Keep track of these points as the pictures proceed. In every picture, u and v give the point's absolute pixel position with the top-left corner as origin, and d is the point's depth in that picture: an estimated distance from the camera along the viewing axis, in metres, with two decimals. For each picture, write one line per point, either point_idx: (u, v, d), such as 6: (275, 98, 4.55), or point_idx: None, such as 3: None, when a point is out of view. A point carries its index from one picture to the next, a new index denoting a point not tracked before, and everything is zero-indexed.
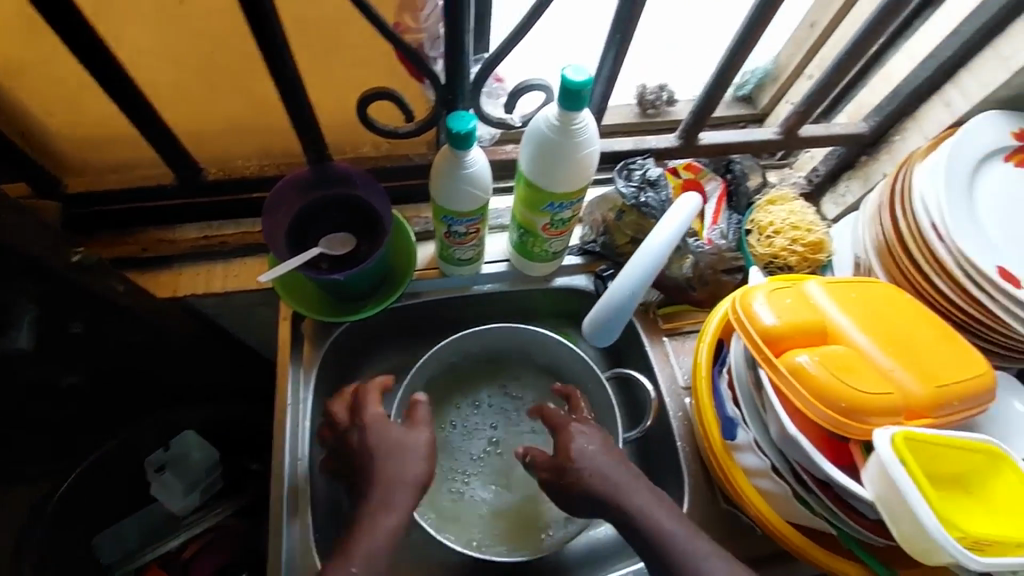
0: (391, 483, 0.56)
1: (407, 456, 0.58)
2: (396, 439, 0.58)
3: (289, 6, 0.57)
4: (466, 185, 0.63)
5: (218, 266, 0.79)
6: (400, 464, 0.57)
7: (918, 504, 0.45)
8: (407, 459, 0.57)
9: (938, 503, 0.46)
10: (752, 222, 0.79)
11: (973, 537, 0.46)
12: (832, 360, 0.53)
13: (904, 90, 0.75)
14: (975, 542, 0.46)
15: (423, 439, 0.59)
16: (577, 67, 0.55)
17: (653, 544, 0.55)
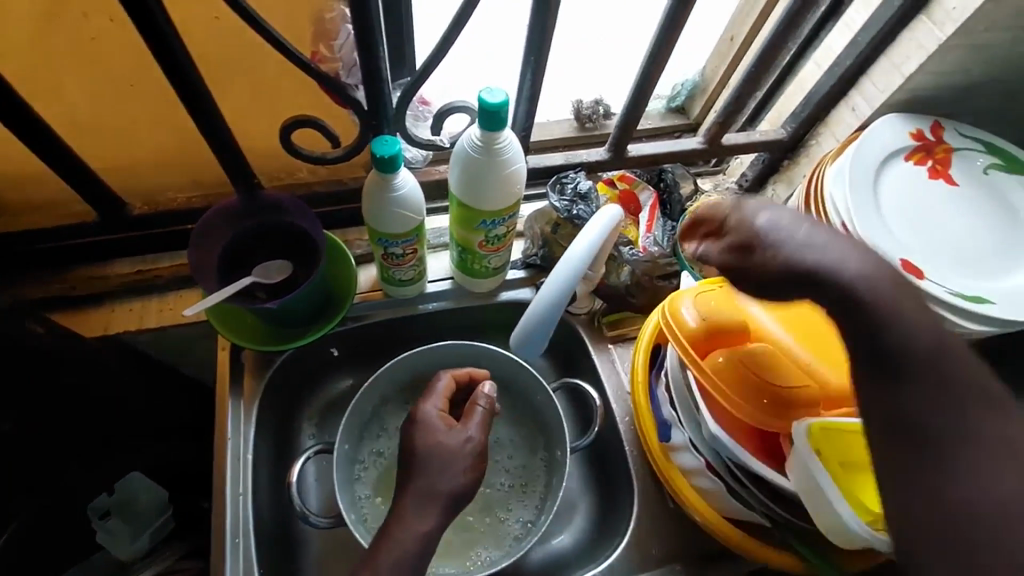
0: (426, 492, 0.55)
1: (455, 457, 0.57)
2: (435, 443, 0.58)
3: (202, 43, 0.56)
4: (396, 208, 0.64)
5: (153, 299, 0.78)
6: (441, 468, 0.56)
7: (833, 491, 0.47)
8: (453, 462, 0.57)
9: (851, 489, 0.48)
10: None
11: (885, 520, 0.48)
12: (753, 358, 0.56)
13: (814, 98, 0.79)
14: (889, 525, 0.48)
15: (469, 438, 0.59)
16: (493, 88, 0.56)
17: (866, 306, 0.45)
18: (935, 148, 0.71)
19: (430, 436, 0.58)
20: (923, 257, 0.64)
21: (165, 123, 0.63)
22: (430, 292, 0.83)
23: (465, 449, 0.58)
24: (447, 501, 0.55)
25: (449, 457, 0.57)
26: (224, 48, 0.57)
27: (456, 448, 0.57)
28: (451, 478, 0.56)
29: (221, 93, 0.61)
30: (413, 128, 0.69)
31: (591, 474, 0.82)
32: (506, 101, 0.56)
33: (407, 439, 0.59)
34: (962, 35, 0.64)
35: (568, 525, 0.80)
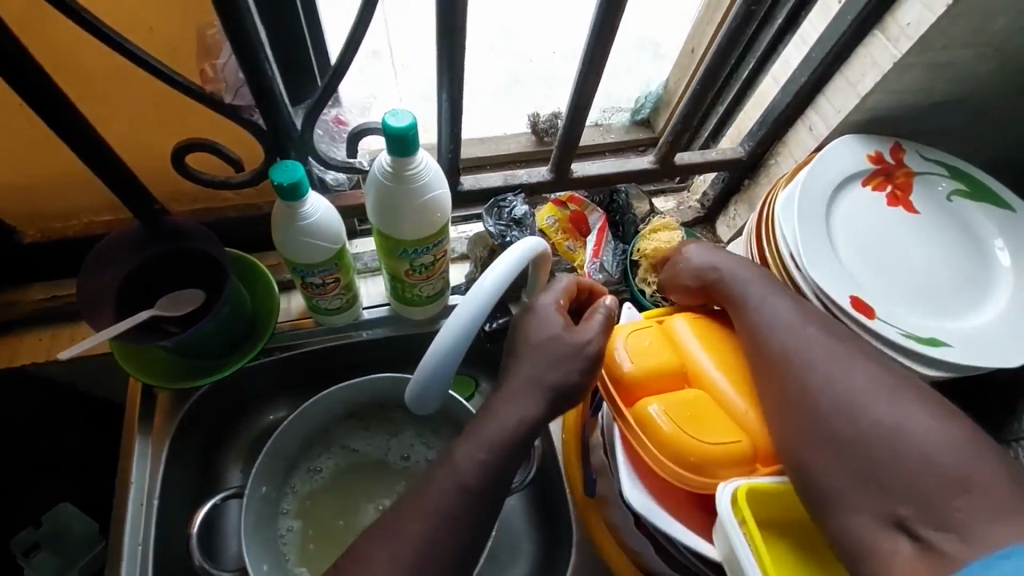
0: (526, 382, 0.49)
1: (562, 357, 0.50)
2: (543, 338, 0.51)
3: (73, 67, 0.52)
4: (308, 239, 0.59)
5: (64, 329, 0.72)
6: (529, 371, 0.50)
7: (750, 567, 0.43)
8: (560, 362, 0.49)
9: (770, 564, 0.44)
10: (639, 251, 0.77)
11: None
12: (684, 409, 0.51)
13: (771, 116, 0.74)
14: None
15: (585, 341, 0.50)
16: (397, 111, 0.52)
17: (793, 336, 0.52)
18: (896, 172, 0.66)
19: (545, 331, 0.51)
20: (874, 293, 0.59)
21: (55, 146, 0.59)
22: (366, 319, 0.77)
23: (582, 354, 0.50)
24: (541, 399, 0.49)
25: (552, 359, 0.50)
26: (105, 71, 0.53)
27: (553, 348, 0.50)
28: (560, 372, 0.49)
29: (110, 117, 0.57)
30: (325, 151, 0.64)
31: (536, 521, 0.74)
32: (413, 124, 0.52)
33: (519, 332, 0.52)
34: (917, 52, 0.59)
35: (507, 574, 0.72)
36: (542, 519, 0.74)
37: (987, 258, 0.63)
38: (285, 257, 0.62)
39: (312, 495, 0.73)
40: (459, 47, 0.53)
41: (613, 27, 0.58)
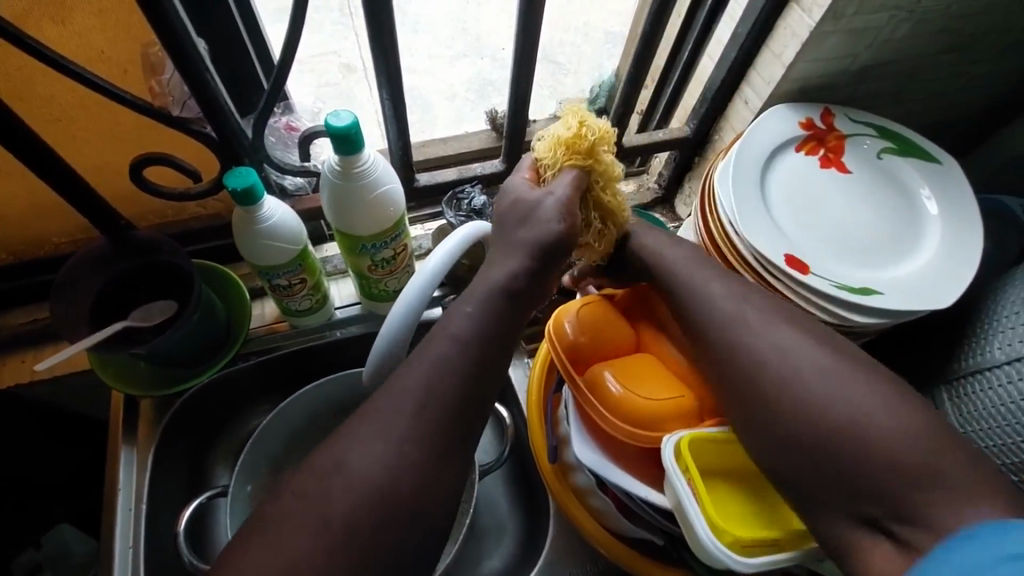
0: (508, 246, 0.51)
1: (529, 219, 0.51)
2: (518, 210, 0.52)
3: (24, 95, 0.54)
4: (267, 241, 0.62)
5: (47, 348, 0.76)
6: (516, 242, 0.50)
7: (693, 512, 0.44)
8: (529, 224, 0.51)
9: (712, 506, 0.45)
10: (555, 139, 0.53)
11: (745, 541, 0.45)
12: (629, 372, 0.54)
13: (710, 93, 0.78)
14: (747, 545, 0.45)
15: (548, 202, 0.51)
16: (337, 111, 0.54)
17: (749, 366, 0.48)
18: (827, 136, 0.70)
19: (517, 196, 0.53)
20: (810, 252, 0.62)
21: (18, 174, 0.62)
22: (339, 318, 0.81)
23: (550, 202, 0.51)
24: (528, 254, 0.50)
25: (531, 219, 0.51)
26: (60, 99, 0.56)
27: (532, 208, 0.51)
28: (531, 229, 0.50)
29: (69, 141, 0.60)
30: (279, 157, 0.67)
31: (518, 493, 0.79)
32: (355, 123, 0.55)
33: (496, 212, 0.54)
34: (832, 19, 0.62)
35: (496, 547, 0.76)
36: (526, 494, 0.77)
37: (915, 208, 0.67)
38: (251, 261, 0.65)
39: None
40: (392, 44, 0.56)
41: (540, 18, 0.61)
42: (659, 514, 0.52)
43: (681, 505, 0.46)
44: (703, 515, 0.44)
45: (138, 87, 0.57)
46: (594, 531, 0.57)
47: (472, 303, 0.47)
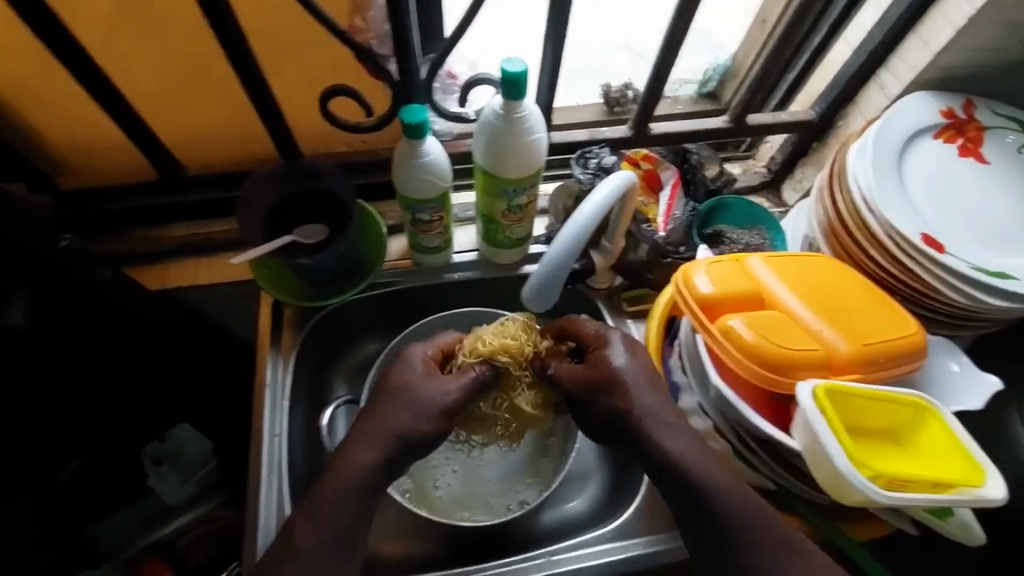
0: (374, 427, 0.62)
1: (404, 400, 0.63)
2: (406, 390, 0.64)
3: (253, 22, 0.61)
4: (423, 175, 0.68)
5: (202, 260, 0.84)
6: (376, 429, 0.61)
7: (831, 445, 0.49)
8: (401, 408, 0.63)
9: (850, 444, 0.50)
10: (475, 337, 0.69)
11: (885, 476, 0.50)
12: (763, 323, 0.58)
13: (844, 78, 0.80)
14: (885, 480, 0.50)
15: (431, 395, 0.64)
16: (511, 59, 0.59)
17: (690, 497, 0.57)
18: (967, 127, 0.70)
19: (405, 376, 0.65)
20: (946, 233, 0.64)
21: (222, 97, 0.70)
22: (456, 262, 0.86)
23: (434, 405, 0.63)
24: (394, 445, 0.61)
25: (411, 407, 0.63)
26: (277, 29, 0.62)
27: (416, 396, 0.63)
28: (414, 418, 0.62)
29: (275, 72, 0.67)
30: (441, 101, 0.73)
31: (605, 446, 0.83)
32: (525, 71, 0.60)
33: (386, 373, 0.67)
34: (994, 9, 0.63)
35: (580, 492, 0.81)
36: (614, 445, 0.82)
37: None
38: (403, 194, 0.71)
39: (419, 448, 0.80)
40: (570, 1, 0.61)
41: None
42: (774, 460, 0.58)
43: (818, 444, 0.50)
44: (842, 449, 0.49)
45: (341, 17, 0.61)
46: None
47: (375, 450, 0.60)
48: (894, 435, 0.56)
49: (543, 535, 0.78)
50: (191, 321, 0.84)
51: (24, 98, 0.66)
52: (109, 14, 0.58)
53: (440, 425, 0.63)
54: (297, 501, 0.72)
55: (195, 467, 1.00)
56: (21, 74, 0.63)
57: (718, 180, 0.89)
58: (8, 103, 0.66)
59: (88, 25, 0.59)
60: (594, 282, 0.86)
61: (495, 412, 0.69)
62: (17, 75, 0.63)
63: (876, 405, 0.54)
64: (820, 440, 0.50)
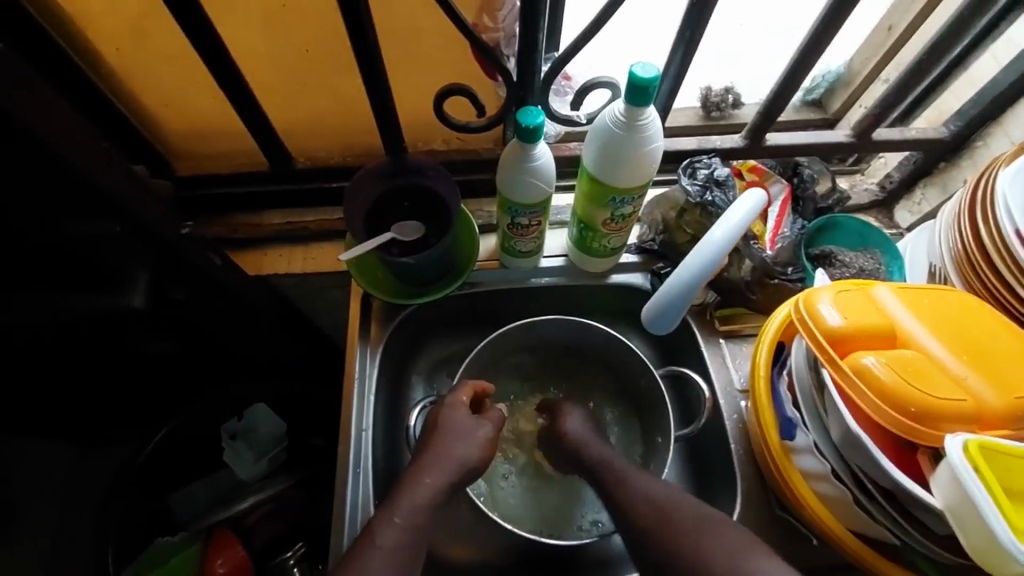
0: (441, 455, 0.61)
1: (460, 439, 0.63)
2: (454, 425, 0.64)
3: (384, 14, 0.62)
4: (526, 178, 0.66)
5: (298, 248, 0.85)
6: (441, 455, 0.61)
7: (991, 513, 0.45)
8: (460, 443, 0.63)
9: (1012, 513, 0.45)
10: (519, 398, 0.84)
11: None
12: (901, 364, 0.53)
13: (988, 94, 0.74)
14: None
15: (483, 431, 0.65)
16: (645, 63, 0.56)
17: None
18: None
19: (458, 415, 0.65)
20: None
21: (337, 88, 0.71)
22: (544, 266, 0.83)
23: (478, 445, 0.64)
24: (455, 471, 0.61)
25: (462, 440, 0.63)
26: (403, 22, 0.63)
27: (465, 431, 0.64)
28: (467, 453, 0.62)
29: (396, 65, 0.68)
30: (557, 103, 0.73)
31: (686, 471, 0.79)
32: (657, 77, 0.57)
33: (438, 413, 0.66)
34: None
35: None
36: (697, 471, 0.78)
37: None
38: (503, 194, 0.69)
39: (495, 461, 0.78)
40: (708, 17, 0.61)
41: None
42: (906, 517, 0.54)
43: (974, 507, 0.46)
44: (1003, 519, 0.45)
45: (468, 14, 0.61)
46: (821, 513, 0.59)
47: (433, 475, 0.60)
48: None
49: (620, 556, 0.76)
50: (280, 307, 0.86)
51: (153, 83, 0.68)
52: (250, 5, 0.60)
53: (486, 457, 0.64)
54: (378, 498, 0.73)
55: (266, 446, 0.98)
56: (153, 60, 0.65)
57: (829, 197, 0.84)
58: (137, 87, 0.68)
59: (228, 16, 0.61)
60: None
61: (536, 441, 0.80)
62: (149, 61, 0.65)
63: None
64: (976, 504, 0.45)
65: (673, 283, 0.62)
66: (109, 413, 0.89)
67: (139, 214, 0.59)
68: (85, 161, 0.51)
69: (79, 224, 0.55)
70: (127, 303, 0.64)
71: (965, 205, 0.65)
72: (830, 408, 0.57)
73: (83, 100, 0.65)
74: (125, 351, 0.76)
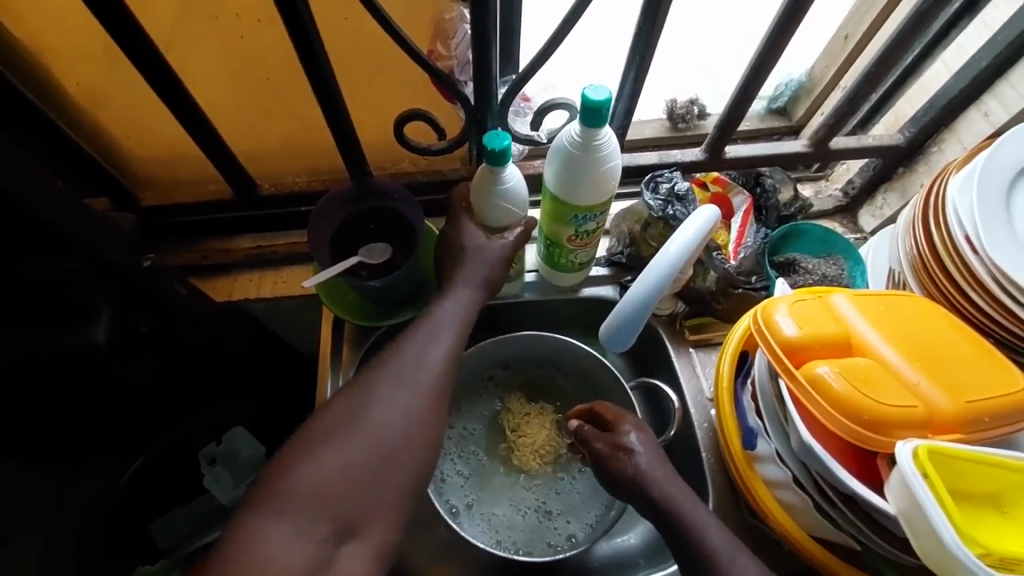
0: None
1: None
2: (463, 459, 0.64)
3: (336, 41, 0.63)
4: (496, 198, 0.65)
5: (269, 272, 0.85)
6: None
7: (940, 520, 0.46)
8: None
9: (959, 518, 0.46)
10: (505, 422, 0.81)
11: (997, 554, 0.46)
12: (853, 373, 0.54)
13: (940, 101, 0.76)
14: (998, 559, 0.46)
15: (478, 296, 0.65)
16: (596, 85, 0.58)
17: None
18: None
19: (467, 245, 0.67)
20: None
21: (297, 115, 0.72)
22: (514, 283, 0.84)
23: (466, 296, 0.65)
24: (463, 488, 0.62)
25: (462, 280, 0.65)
26: (361, 51, 0.64)
27: None
28: None
29: (356, 92, 0.69)
30: (516, 124, 0.74)
31: None
32: (609, 99, 0.58)
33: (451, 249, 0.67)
34: None
35: (635, 525, 0.79)
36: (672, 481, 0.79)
37: None
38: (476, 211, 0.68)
39: (487, 470, 0.79)
40: (656, 39, 0.63)
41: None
42: (865, 523, 0.56)
43: (923, 512, 0.47)
44: (951, 525, 0.46)
45: (423, 43, 0.63)
46: (786, 523, 0.60)
47: None
48: (996, 500, 0.50)
49: (596, 568, 0.76)
50: (253, 332, 0.86)
51: (113, 117, 0.68)
52: (208, 40, 0.61)
53: None
54: None
55: (245, 469, 0.97)
56: (109, 92, 0.65)
57: (792, 205, 0.85)
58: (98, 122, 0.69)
59: (184, 51, 0.62)
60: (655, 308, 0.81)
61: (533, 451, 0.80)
62: (105, 95, 0.65)
63: (979, 470, 0.50)
64: (925, 511, 0.46)
65: (631, 299, 0.62)
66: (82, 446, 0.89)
67: (100, 249, 0.58)
68: (41, 200, 0.51)
69: (36, 262, 0.56)
70: (91, 338, 0.65)
71: (917, 212, 0.67)
72: (788, 418, 0.58)
73: (43, 138, 0.66)
74: (93, 385, 0.75)
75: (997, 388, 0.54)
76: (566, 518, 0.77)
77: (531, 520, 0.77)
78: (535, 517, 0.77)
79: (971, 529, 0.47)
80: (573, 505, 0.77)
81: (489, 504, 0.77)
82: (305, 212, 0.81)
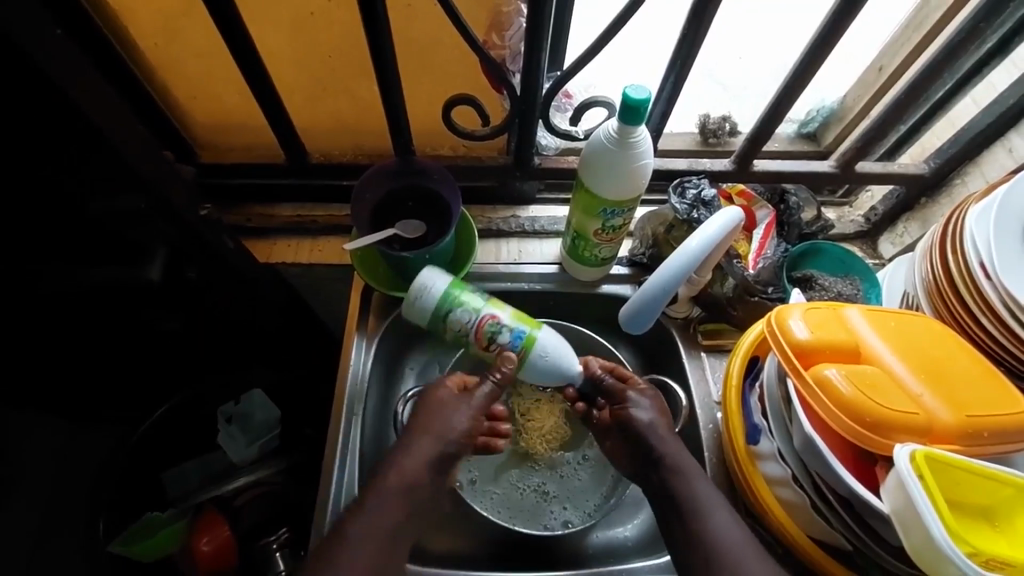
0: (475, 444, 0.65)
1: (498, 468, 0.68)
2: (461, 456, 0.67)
3: (399, 28, 0.67)
4: (568, 349, 0.71)
5: (307, 240, 0.90)
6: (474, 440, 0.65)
7: (931, 519, 0.48)
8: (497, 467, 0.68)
9: (952, 519, 0.48)
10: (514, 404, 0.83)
11: (984, 556, 0.48)
12: (859, 377, 0.57)
13: (966, 136, 0.78)
14: (985, 561, 0.48)
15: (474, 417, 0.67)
16: (637, 86, 0.61)
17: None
18: None
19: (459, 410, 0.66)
20: None
21: (351, 92, 0.76)
22: (538, 273, 0.86)
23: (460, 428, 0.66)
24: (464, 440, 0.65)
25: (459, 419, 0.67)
26: (418, 38, 0.69)
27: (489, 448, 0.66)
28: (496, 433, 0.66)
29: (410, 75, 0.74)
30: (556, 119, 0.78)
31: None
32: (647, 99, 0.61)
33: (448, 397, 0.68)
34: None
35: (632, 518, 0.81)
36: None
37: None
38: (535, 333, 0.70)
39: (494, 446, 0.82)
40: (698, 47, 0.67)
41: (845, 25, 0.67)
42: (858, 524, 0.58)
43: (915, 511, 0.49)
44: (943, 525, 0.48)
45: (480, 33, 0.67)
46: (784, 522, 0.63)
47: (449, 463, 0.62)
48: (988, 512, 0.52)
49: (591, 556, 0.78)
50: (284, 294, 0.90)
51: (184, 81, 0.74)
52: (280, 14, 0.65)
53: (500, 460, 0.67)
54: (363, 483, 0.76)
55: (259, 432, 0.98)
56: (184, 55, 0.70)
57: (814, 224, 0.88)
58: (170, 83, 0.74)
59: (258, 23, 0.67)
60: (671, 310, 0.84)
61: (540, 435, 0.81)
62: (180, 60, 0.71)
63: (976, 482, 0.51)
64: (918, 510, 0.49)
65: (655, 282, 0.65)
66: (113, 384, 0.95)
67: (165, 193, 0.63)
68: (123, 138, 0.56)
69: (108, 198, 0.61)
70: (144, 275, 0.69)
71: (937, 235, 0.69)
72: (793, 418, 0.61)
73: (120, 89, 0.72)
74: (134, 324, 0.80)
75: (1001, 408, 0.56)
76: (567, 502, 0.79)
77: (532, 500, 0.79)
78: (537, 497, 0.79)
79: (962, 534, 0.49)
80: (575, 490, 0.80)
81: (492, 480, 0.80)
82: (347, 185, 0.86)
